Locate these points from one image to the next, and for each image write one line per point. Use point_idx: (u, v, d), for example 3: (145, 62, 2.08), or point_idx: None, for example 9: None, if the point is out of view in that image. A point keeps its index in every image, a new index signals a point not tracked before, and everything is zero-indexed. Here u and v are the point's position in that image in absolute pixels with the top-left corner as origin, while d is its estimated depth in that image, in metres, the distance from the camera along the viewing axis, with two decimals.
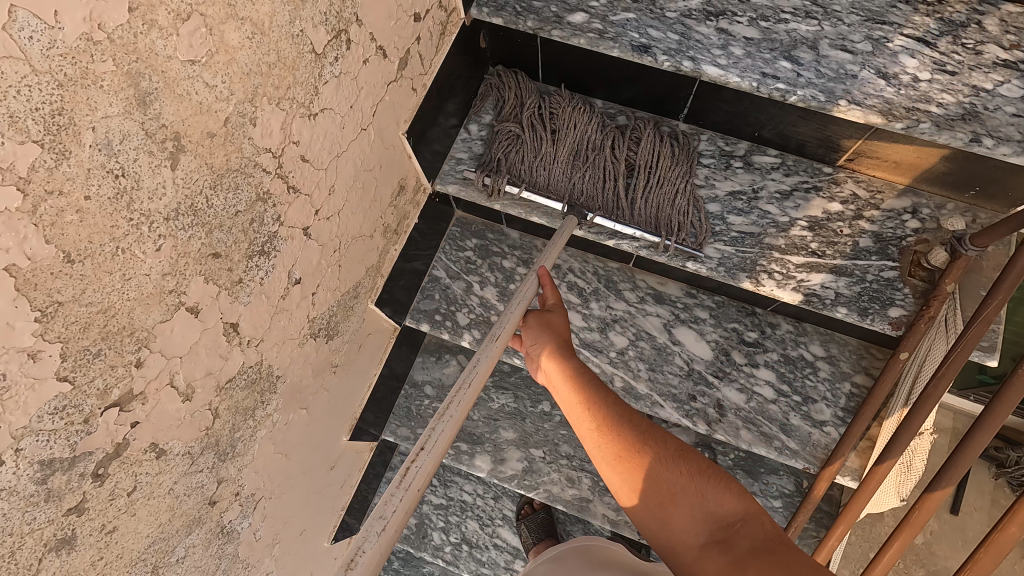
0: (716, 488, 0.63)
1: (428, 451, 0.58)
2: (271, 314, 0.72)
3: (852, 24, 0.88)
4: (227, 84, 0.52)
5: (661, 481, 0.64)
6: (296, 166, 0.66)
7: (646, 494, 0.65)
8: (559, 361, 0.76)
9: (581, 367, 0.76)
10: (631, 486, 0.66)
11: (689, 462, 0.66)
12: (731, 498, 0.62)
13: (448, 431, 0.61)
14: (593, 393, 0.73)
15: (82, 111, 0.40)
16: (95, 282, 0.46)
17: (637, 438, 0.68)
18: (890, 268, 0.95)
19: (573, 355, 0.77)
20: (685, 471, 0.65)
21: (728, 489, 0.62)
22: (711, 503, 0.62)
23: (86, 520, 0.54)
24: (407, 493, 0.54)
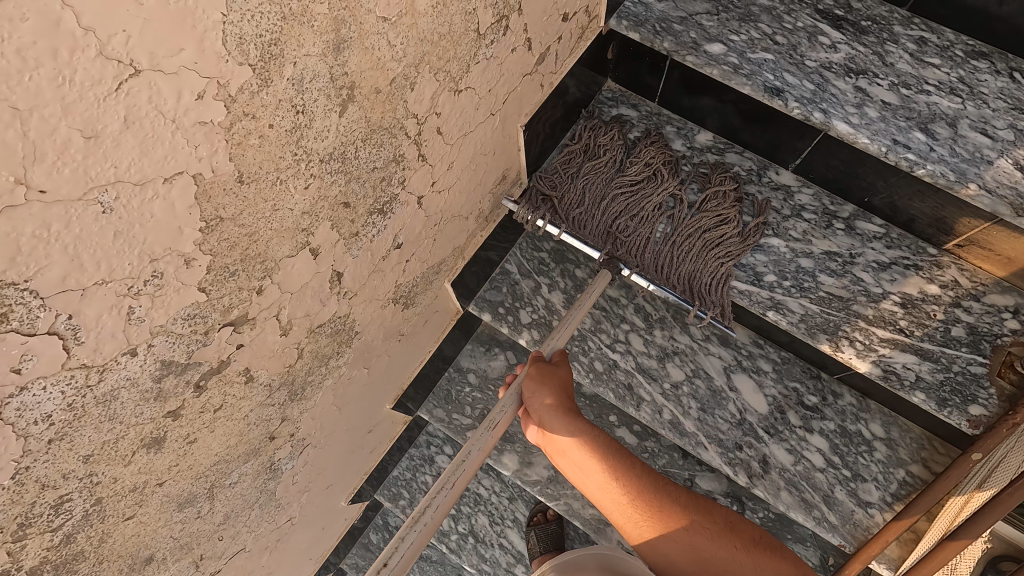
0: (767, 556, 0.71)
1: (466, 466, 0.67)
2: (370, 271, 0.74)
3: (997, 110, 0.86)
4: (404, 46, 0.53)
5: (709, 556, 0.72)
6: (431, 137, 0.67)
7: (703, 565, 0.72)
8: (561, 428, 0.81)
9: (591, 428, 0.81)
10: (673, 561, 0.74)
11: (735, 535, 0.74)
12: (774, 564, 0.71)
13: (480, 455, 0.69)
14: (610, 452, 0.79)
15: (291, 46, 0.42)
16: (252, 206, 0.48)
17: (671, 508, 0.76)
18: (978, 363, 0.91)
19: (576, 414, 0.80)
20: (736, 545, 0.72)
21: (779, 559, 0.72)
22: (767, 570, 0.70)
23: (177, 426, 0.56)
24: (443, 498, 0.64)
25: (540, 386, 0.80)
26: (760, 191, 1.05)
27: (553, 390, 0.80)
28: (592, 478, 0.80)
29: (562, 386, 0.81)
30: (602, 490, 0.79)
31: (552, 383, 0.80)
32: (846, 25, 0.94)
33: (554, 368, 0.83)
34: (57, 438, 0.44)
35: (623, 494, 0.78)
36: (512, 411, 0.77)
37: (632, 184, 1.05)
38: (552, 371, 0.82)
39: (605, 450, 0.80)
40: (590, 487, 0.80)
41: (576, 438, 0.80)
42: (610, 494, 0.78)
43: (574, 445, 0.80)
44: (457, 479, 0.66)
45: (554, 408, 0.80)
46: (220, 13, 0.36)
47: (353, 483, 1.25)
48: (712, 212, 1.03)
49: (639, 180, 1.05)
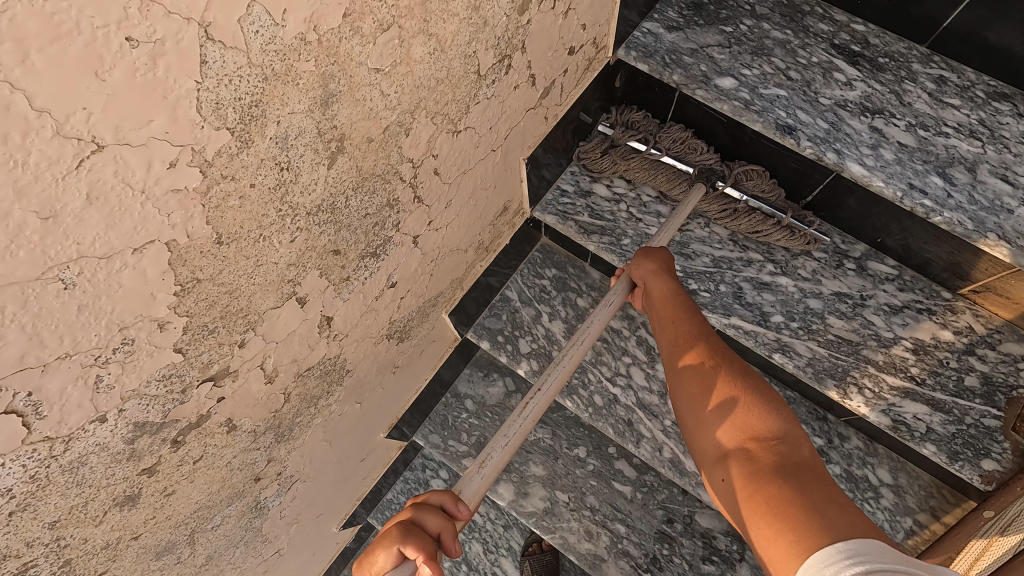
0: (765, 403, 0.58)
1: (541, 393, 0.63)
2: (362, 311, 0.71)
3: (1019, 155, 0.83)
4: (398, 94, 0.51)
5: (715, 403, 0.60)
6: (428, 178, 0.65)
7: (691, 393, 0.62)
8: (660, 281, 0.72)
9: (679, 287, 0.71)
10: (678, 387, 0.63)
11: (745, 378, 0.60)
12: (776, 416, 0.58)
13: (541, 405, 0.62)
14: (684, 302, 0.69)
15: (274, 106, 0.40)
16: (232, 265, 0.45)
17: (703, 358, 0.63)
18: (992, 416, 0.88)
19: (672, 278, 0.72)
20: (737, 380, 0.60)
21: (776, 410, 0.58)
22: (754, 415, 0.58)
23: (152, 481, 0.54)
24: (488, 469, 0.56)
25: (643, 260, 0.74)
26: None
27: (656, 263, 0.74)
28: (660, 310, 0.70)
29: (665, 264, 0.74)
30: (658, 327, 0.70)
31: (658, 259, 0.73)
32: (863, 62, 0.90)
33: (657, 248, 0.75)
34: (19, 509, 0.42)
35: (664, 324, 0.69)
36: (619, 298, 0.74)
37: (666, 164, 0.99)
38: (653, 249, 0.75)
39: (676, 298, 0.70)
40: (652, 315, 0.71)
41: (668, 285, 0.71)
42: (664, 315, 0.69)
43: (657, 281, 0.72)
44: (514, 433, 0.59)
45: (655, 276, 0.73)
46: (194, 81, 0.33)
47: (345, 508, 1.22)
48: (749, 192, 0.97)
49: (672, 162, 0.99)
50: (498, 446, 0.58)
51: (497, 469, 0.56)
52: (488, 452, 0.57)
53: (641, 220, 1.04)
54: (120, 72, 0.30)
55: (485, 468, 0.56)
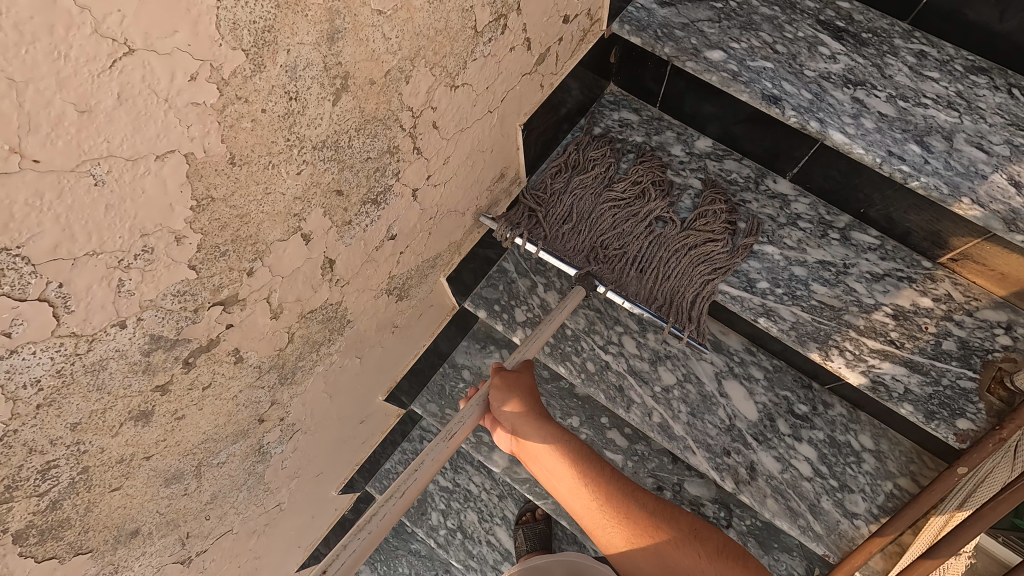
0: (706, 552, 0.76)
1: (422, 467, 0.67)
2: (363, 260, 0.75)
3: (994, 125, 0.86)
4: (399, 39, 0.55)
5: (654, 551, 0.77)
6: (426, 131, 0.69)
7: (645, 561, 0.77)
8: (532, 429, 0.84)
9: (547, 419, 0.84)
10: (628, 555, 0.78)
11: (680, 528, 0.79)
12: (718, 562, 0.75)
13: (400, 506, 0.63)
14: (572, 455, 0.84)
15: (285, 34, 0.43)
16: (243, 188, 0.49)
17: (622, 505, 0.80)
18: (968, 378, 0.91)
19: (542, 414, 0.83)
20: (678, 539, 0.77)
21: (717, 553, 0.76)
22: (705, 566, 0.74)
23: (165, 400, 0.58)
24: (349, 557, 0.60)
25: (508, 393, 0.83)
26: (756, 199, 1.06)
27: (519, 394, 0.83)
28: (559, 465, 0.83)
29: (527, 392, 0.84)
30: (567, 490, 0.83)
31: (517, 389, 0.83)
32: (847, 37, 0.94)
33: (518, 375, 0.85)
34: (46, 403, 0.46)
35: (577, 486, 0.82)
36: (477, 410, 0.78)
37: (619, 199, 1.06)
38: (516, 377, 0.84)
39: (559, 448, 0.84)
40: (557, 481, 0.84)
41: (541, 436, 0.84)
42: (569, 484, 0.83)
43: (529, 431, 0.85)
44: (386, 513, 0.63)
45: (521, 411, 0.84)
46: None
47: (344, 472, 1.26)
48: (700, 230, 1.03)
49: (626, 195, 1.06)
50: (374, 523, 0.62)
51: (356, 559, 0.60)
52: (357, 535, 0.61)
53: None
54: None
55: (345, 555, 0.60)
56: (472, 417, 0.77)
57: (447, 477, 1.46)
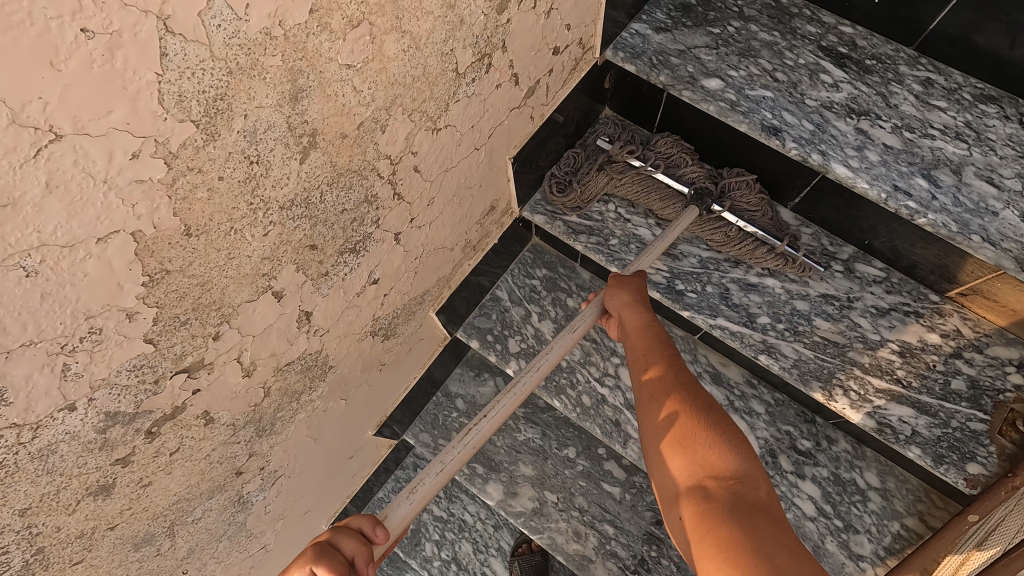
0: (731, 448, 0.62)
1: (512, 395, 0.63)
2: (344, 307, 0.72)
3: (1005, 157, 0.82)
4: (372, 90, 0.51)
5: (668, 431, 0.66)
6: (407, 175, 0.65)
7: (658, 429, 0.67)
8: (632, 312, 0.75)
9: (654, 321, 0.75)
10: (649, 429, 0.68)
11: (718, 426, 0.64)
12: (737, 459, 0.62)
13: (459, 459, 0.58)
14: (661, 337, 0.73)
15: (240, 99, 0.40)
16: (202, 256, 0.46)
17: (680, 392, 0.67)
18: (979, 420, 0.88)
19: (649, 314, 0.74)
20: (711, 431, 0.64)
21: (739, 454, 0.62)
22: (718, 455, 0.62)
23: (127, 472, 0.55)
24: (391, 524, 0.53)
25: (619, 291, 0.76)
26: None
27: (628, 297, 0.76)
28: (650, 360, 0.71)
29: (642, 295, 0.76)
30: (634, 369, 0.73)
31: (631, 287, 0.75)
32: (850, 63, 0.90)
33: (634, 280, 0.78)
34: None
35: (642, 358, 0.73)
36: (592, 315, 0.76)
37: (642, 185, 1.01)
38: (632, 279, 0.77)
39: (647, 331, 0.73)
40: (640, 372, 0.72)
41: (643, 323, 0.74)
42: (649, 371, 0.71)
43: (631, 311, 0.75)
44: (424, 487, 0.55)
45: (630, 306, 0.76)
46: (154, 72, 0.34)
47: (334, 507, 1.23)
48: (737, 203, 0.98)
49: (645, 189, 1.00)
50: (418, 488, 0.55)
51: (405, 519, 0.55)
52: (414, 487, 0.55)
53: (629, 220, 1.06)
54: (76, 62, 0.30)
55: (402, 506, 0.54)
56: (583, 327, 0.73)
57: (441, 507, 1.42)
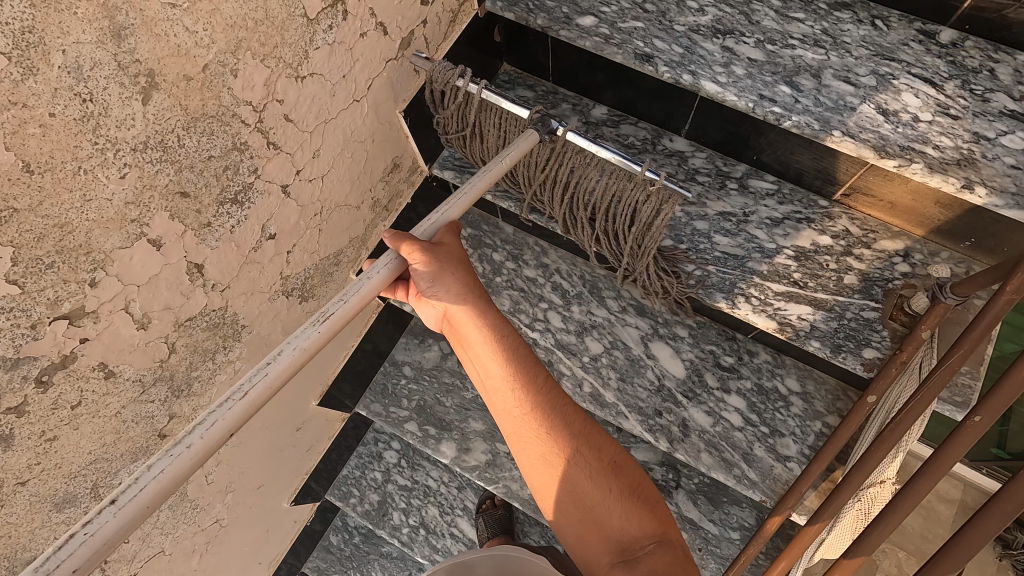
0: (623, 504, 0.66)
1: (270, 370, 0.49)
2: (240, 263, 0.75)
3: (860, 57, 0.87)
4: (208, 32, 0.55)
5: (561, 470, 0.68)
6: (278, 124, 0.69)
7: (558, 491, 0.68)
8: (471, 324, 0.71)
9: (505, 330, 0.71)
10: (539, 482, 0.69)
11: (615, 480, 0.67)
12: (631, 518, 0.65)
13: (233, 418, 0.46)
14: (520, 362, 0.71)
15: (53, 34, 0.44)
16: (53, 196, 0.49)
17: (557, 428, 0.69)
18: (871, 308, 0.92)
19: (486, 311, 0.71)
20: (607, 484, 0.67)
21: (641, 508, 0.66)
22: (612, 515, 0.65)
23: (24, 423, 0.58)
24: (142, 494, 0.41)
25: (445, 270, 0.67)
26: (654, 159, 1.06)
27: (457, 268, 0.68)
28: (500, 399, 0.71)
29: (458, 266, 0.69)
30: (501, 391, 0.71)
31: (451, 264, 0.68)
32: None
33: (443, 247, 0.68)
34: None
35: (509, 399, 0.70)
36: (382, 278, 0.61)
37: None
38: (443, 248, 0.68)
39: (501, 338, 0.71)
40: (480, 360, 0.71)
41: (494, 325, 0.71)
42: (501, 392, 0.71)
43: (460, 306, 0.70)
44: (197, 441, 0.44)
45: (463, 307, 0.70)
46: None
47: (292, 483, 1.26)
48: None
49: None
50: (205, 426, 0.45)
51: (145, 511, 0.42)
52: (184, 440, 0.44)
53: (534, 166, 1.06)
54: None
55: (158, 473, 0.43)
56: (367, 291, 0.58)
57: (405, 476, 1.45)
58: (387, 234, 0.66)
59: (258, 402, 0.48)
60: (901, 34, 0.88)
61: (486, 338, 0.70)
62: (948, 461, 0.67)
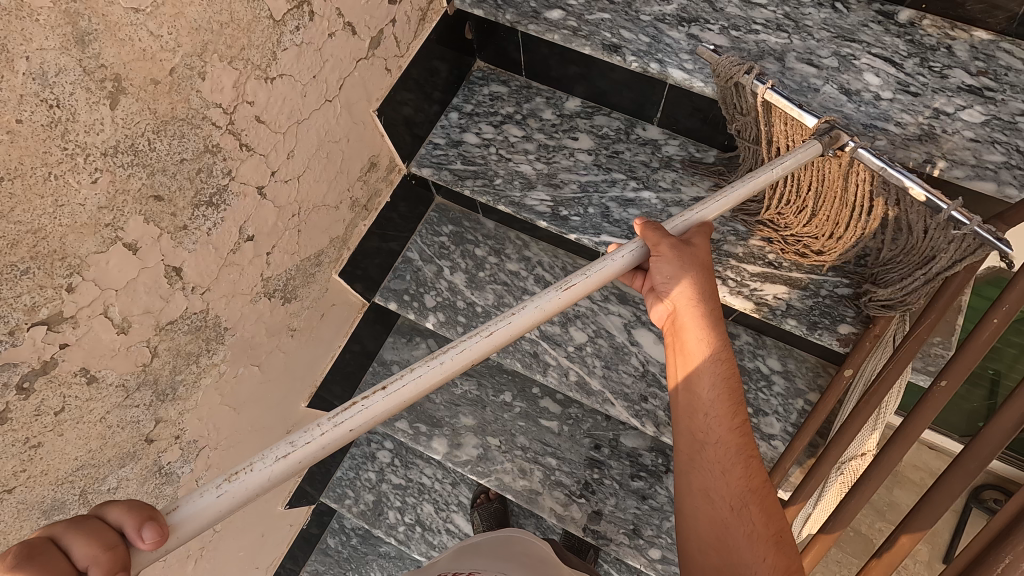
0: (762, 542, 0.63)
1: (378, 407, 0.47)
2: (220, 265, 0.75)
3: (821, 40, 0.89)
4: (173, 36, 0.56)
5: (709, 485, 0.67)
6: (250, 126, 0.69)
7: (700, 504, 0.67)
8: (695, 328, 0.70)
9: (723, 343, 0.69)
10: (692, 497, 0.68)
11: (767, 520, 0.65)
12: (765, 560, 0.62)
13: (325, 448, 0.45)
14: (715, 372, 0.69)
15: (16, 41, 0.45)
16: (24, 203, 0.50)
17: (724, 449, 0.68)
18: (844, 286, 0.96)
19: (716, 325, 0.69)
20: (747, 516, 0.65)
21: (774, 551, 0.63)
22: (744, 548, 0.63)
23: (8, 430, 0.58)
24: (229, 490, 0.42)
25: (687, 272, 0.67)
26: (628, 148, 1.08)
27: (698, 274, 0.68)
28: (683, 407, 0.71)
29: (702, 272, 0.68)
30: (682, 394, 0.71)
31: (690, 268, 0.67)
32: None
33: (694, 249, 0.68)
34: None
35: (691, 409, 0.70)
36: (625, 262, 0.62)
37: (533, 154, 1.09)
38: (689, 249, 0.68)
39: (718, 354, 0.69)
40: (696, 368, 0.70)
41: (703, 329, 0.69)
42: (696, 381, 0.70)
43: (694, 314, 0.70)
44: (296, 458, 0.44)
45: (695, 316, 0.70)
46: None
47: (286, 486, 1.26)
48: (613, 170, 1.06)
49: (534, 154, 1.08)
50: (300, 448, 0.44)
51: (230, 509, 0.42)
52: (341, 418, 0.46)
53: (511, 159, 1.08)
54: None
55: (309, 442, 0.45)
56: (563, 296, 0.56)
57: (399, 474, 1.46)
58: (639, 220, 0.68)
59: (407, 399, 0.48)
60: (861, 16, 0.90)
61: (708, 349, 0.69)
62: (919, 427, 0.69)
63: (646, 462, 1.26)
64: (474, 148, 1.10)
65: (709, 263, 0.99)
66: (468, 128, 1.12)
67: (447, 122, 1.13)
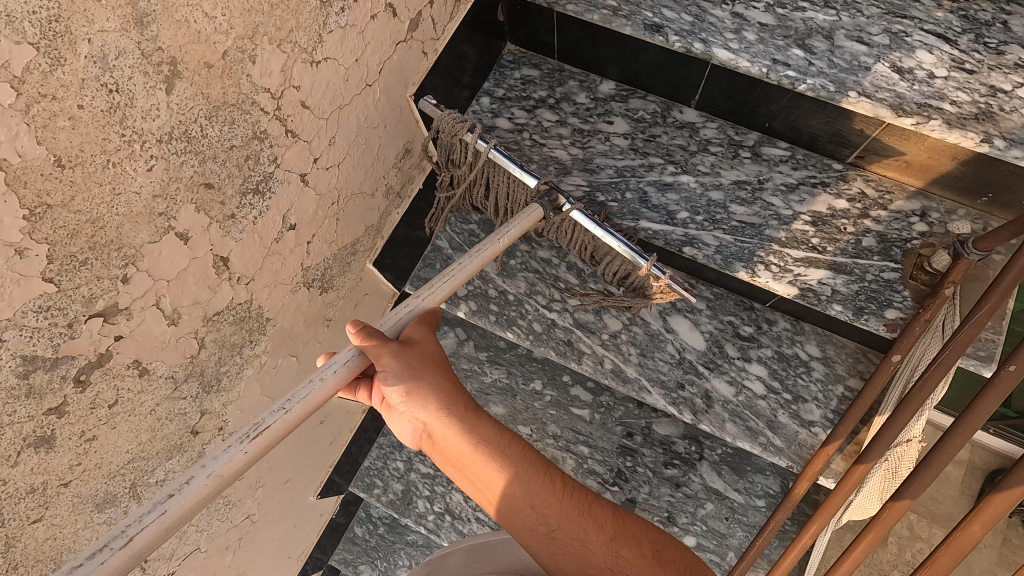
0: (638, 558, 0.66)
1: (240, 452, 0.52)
2: (264, 255, 0.74)
3: (871, 16, 0.87)
4: (226, 18, 0.54)
5: (567, 543, 0.67)
6: (296, 112, 0.68)
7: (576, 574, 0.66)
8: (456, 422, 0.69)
9: (483, 418, 0.70)
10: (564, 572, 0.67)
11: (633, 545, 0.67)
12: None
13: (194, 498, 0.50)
14: (496, 445, 0.69)
15: (78, 23, 0.43)
16: (84, 192, 0.49)
17: (557, 505, 0.68)
18: (891, 269, 0.92)
19: (465, 407, 0.69)
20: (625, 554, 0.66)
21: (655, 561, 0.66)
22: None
23: (65, 424, 0.57)
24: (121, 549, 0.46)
25: (416, 376, 0.66)
26: (665, 132, 1.05)
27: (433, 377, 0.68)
28: (499, 489, 0.69)
29: (432, 373, 0.68)
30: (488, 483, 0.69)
31: (423, 369, 0.67)
32: None
33: (413, 346, 0.67)
34: None
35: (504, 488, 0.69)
36: (346, 376, 0.60)
37: (567, 139, 1.06)
38: (408, 350, 0.66)
39: (482, 432, 0.70)
40: (469, 461, 0.69)
41: (460, 427, 0.69)
42: (483, 476, 0.69)
43: (439, 412, 0.68)
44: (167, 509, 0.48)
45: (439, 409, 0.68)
46: None
47: (318, 476, 1.26)
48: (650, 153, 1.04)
49: (568, 139, 1.06)
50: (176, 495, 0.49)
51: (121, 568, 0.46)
52: (193, 473, 0.50)
53: (545, 144, 1.06)
54: None
55: (164, 510, 0.48)
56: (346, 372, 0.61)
57: (427, 463, 1.45)
58: (353, 325, 0.64)
59: (262, 445, 0.54)
60: None
61: (472, 439, 0.69)
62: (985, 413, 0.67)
63: (679, 450, 1.25)
64: (506, 134, 1.08)
65: (752, 248, 0.96)
66: (500, 113, 1.09)
67: (478, 107, 1.10)
